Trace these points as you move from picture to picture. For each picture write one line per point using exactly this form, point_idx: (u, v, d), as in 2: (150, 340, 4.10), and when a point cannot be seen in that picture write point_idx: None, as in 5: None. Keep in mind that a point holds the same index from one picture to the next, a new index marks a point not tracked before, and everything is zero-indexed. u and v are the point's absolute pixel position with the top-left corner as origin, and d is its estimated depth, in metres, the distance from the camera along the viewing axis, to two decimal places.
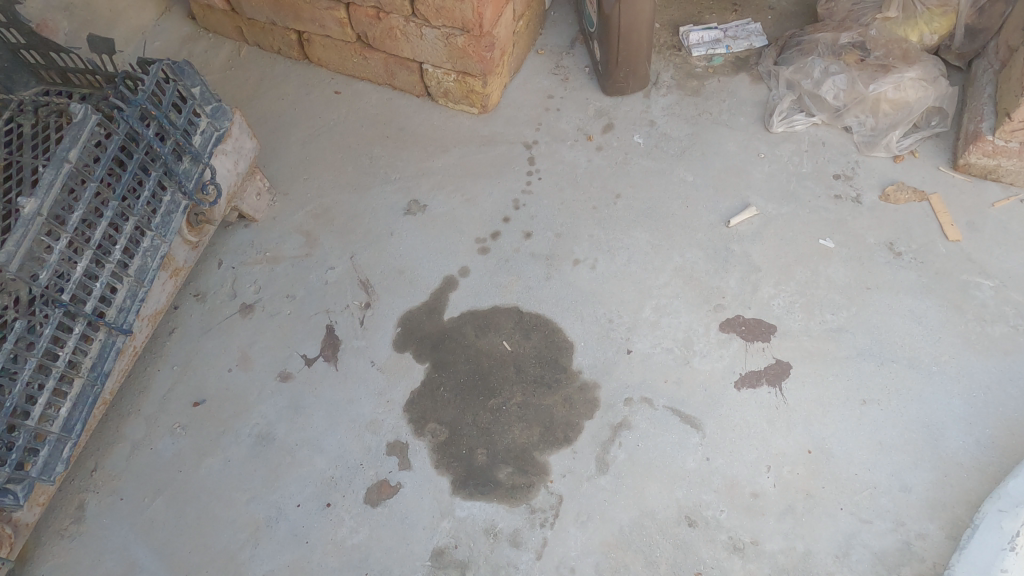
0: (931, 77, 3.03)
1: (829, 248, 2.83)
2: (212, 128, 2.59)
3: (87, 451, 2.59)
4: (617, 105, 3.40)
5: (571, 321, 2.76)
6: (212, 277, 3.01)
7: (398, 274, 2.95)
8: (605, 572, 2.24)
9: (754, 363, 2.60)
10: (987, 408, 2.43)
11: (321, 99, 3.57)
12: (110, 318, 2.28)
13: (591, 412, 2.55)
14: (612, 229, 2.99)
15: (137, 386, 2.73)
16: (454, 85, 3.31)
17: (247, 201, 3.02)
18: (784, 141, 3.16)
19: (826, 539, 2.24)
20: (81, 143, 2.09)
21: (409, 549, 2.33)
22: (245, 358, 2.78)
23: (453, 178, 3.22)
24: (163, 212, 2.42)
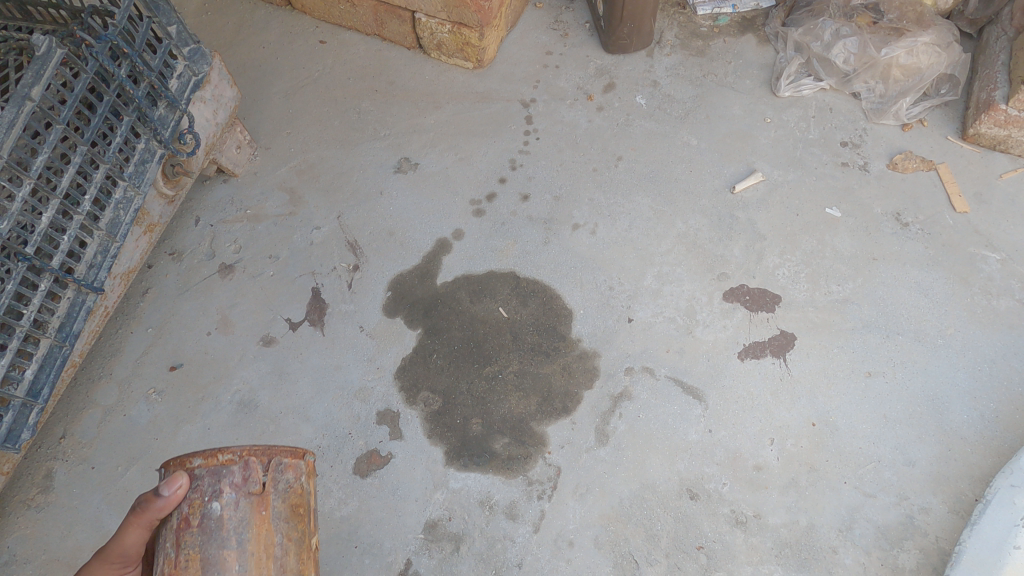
0: (945, 42, 2.92)
1: (835, 217, 2.75)
2: (190, 72, 2.39)
3: (56, 417, 2.43)
4: (618, 64, 3.26)
5: (570, 288, 2.65)
6: (188, 235, 2.83)
7: (388, 236, 2.80)
8: (605, 545, 2.18)
9: (758, 333, 2.52)
10: (991, 381, 2.39)
11: (305, 49, 3.36)
12: (79, 275, 2.11)
13: (591, 381, 2.46)
14: (613, 193, 2.87)
15: (109, 349, 2.57)
16: (449, 36, 3.12)
17: (226, 154, 2.83)
18: (791, 106, 3.06)
19: (830, 513, 2.20)
20: (45, 80, 1.88)
21: (401, 522, 2.24)
22: (226, 321, 2.62)
23: (446, 137, 3.05)
24: (136, 161, 2.24)
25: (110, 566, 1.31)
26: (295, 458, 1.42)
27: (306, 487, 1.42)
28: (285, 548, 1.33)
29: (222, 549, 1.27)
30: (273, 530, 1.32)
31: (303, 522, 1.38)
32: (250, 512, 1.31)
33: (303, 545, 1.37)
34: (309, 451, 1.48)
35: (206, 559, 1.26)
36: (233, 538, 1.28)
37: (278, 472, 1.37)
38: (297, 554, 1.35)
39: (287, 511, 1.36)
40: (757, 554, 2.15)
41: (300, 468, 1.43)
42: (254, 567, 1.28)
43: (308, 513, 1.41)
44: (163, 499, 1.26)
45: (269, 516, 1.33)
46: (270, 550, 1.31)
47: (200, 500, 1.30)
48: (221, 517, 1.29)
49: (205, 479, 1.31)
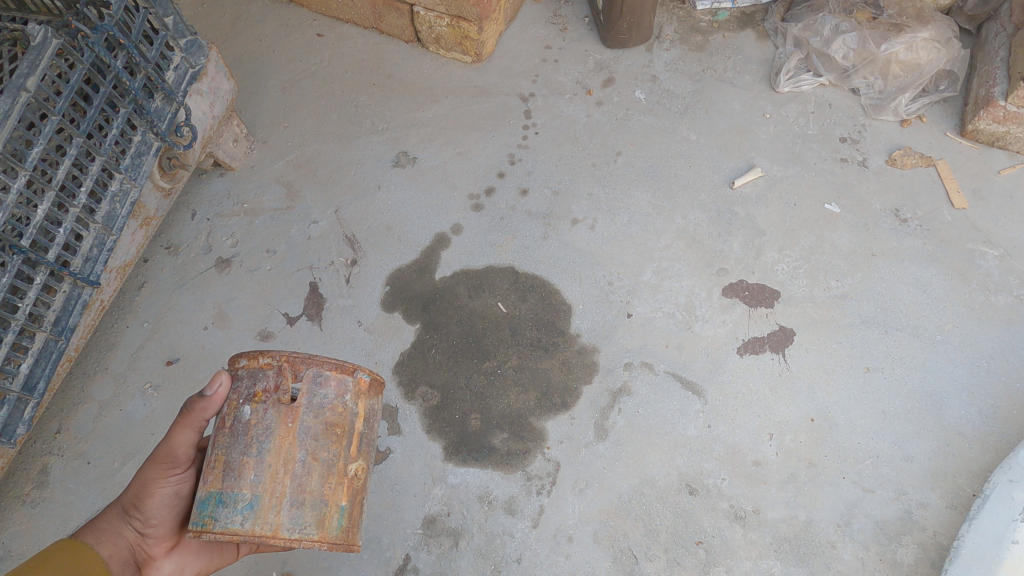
0: (944, 38, 2.92)
1: (834, 213, 2.75)
2: (187, 64, 2.37)
3: (51, 412, 2.41)
4: (618, 59, 3.25)
5: (569, 283, 2.64)
6: (185, 229, 2.81)
7: (386, 231, 2.78)
8: (604, 540, 2.18)
9: (757, 329, 2.52)
10: (989, 376, 2.39)
11: (302, 42, 3.34)
12: (75, 269, 2.09)
13: (590, 376, 2.45)
14: (612, 188, 2.86)
15: (104, 343, 2.55)
16: (448, 30, 3.10)
17: (223, 147, 2.81)
18: (790, 102, 3.06)
19: (829, 508, 2.20)
20: (40, 70, 1.86)
21: (399, 517, 2.24)
22: (223, 316, 2.61)
23: (444, 131, 3.04)
24: (133, 153, 2.22)
25: (161, 465, 1.57)
26: (339, 373, 1.60)
27: (347, 406, 1.60)
28: (306, 466, 1.52)
29: (244, 455, 1.51)
30: (297, 445, 1.52)
31: (335, 441, 1.57)
32: (276, 423, 1.53)
33: (329, 466, 1.55)
34: (360, 368, 1.65)
35: (230, 461, 1.51)
36: (257, 443, 1.51)
37: (315, 385, 1.57)
38: (321, 474, 1.53)
39: (318, 427, 1.55)
40: (756, 549, 2.15)
41: (345, 385, 1.61)
42: (269, 476, 1.50)
43: (344, 434, 1.59)
44: (207, 399, 1.56)
45: (294, 429, 1.53)
46: (289, 465, 1.51)
47: (236, 402, 1.57)
48: (251, 423, 1.53)
49: (244, 380, 1.58)
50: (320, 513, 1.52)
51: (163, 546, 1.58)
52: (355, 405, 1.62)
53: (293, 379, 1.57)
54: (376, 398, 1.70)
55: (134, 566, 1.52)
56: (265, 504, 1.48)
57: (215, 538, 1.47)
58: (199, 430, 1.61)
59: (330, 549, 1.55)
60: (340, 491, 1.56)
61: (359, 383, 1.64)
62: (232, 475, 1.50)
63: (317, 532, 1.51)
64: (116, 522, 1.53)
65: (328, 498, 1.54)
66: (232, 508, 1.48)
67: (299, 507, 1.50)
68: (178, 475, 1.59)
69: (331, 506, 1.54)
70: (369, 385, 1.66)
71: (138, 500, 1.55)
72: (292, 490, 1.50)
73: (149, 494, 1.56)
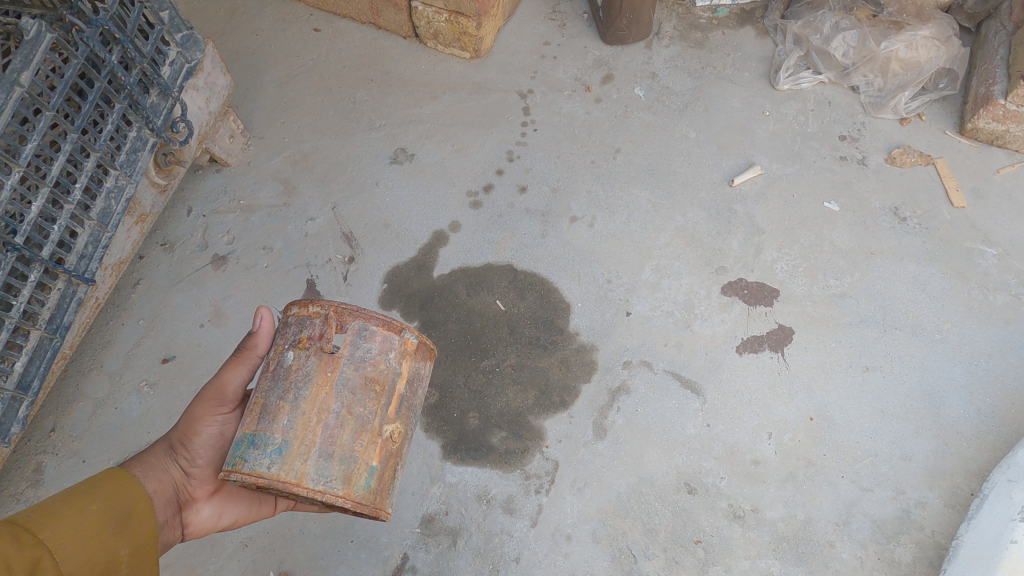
0: (944, 36, 2.91)
1: (833, 211, 2.75)
2: (183, 58, 2.34)
3: (45, 410, 2.39)
4: (617, 55, 3.23)
5: (568, 281, 2.63)
6: (180, 225, 2.79)
7: (384, 228, 2.76)
8: (603, 539, 2.17)
9: (756, 328, 2.51)
10: (988, 376, 2.39)
11: (299, 37, 3.31)
12: (69, 266, 2.08)
13: (588, 375, 2.44)
14: (611, 185, 2.85)
15: (99, 340, 2.53)
16: (446, 26, 3.08)
17: (220, 143, 2.79)
18: (790, 100, 3.05)
19: (827, 507, 2.20)
20: (34, 65, 1.83)
21: (397, 516, 2.23)
22: (219, 313, 2.59)
23: (442, 127, 3.02)
24: (128, 149, 2.20)
25: (210, 403, 1.68)
26: (386, 330, 1.60)
27: (389, 365, 1.59)
28: (339, 419, 1.51)
29: (281, 399, 1.52)
30: (332, 394, 1.52)
31: (373, 398, 1.55)
32: (316, 370, 1.54)
33: (363, 422, 1.54)
34: (408, 328, 1.64)
35: (267, 405, 1.53)
36: (294, 389, 1.52)
37: (360, 339, 1.57)
38: (353, 430, 1.52)
39: (355, 380, 1.54)
40: (755, 549, 2.15)
41: (390, 342, 1.60)
42: (302, 422, 1.49)
43: (383, 393, 1.57)
44: (257, 338, 1.71)
45: (332, 379, 1.53)
46: (323, 415, 1.50)
47: (281, 347, 1.61)
48: (292, 368, 1.55)
49: (292, 327, 1.62)
50: (348, 469, 1.50)
51: (204, 489, 1.67)
52: (399, 365, 1.61)
53: (339, 330, 1.58)
54: (422, 363, 1.70)
55: (176, 502, 1.61)
56: (294, 450, 1.48)
57: (241, 479, 1.48)
58: (249, 371, 1.74)
59: (355, 508, 1.51)
60: (372, 450, 1.54)
61: (405, 343, 1.63)
62: (267, 416, 1.52)
63: (342, 488, 1.49)
64: (163, 457, 1.62)
65: (358, 455, 1.52)
66: (262, 451, 1.48)
67: (326, 459, 1.48)
68: (224, 416, 1.70)
69: (361, 464, 1.52)
70: (415, 347, 1.66)
71: (186, 436, 1.65)
72: (321, 441, 1.49)
73: (196, 431, 1.66)
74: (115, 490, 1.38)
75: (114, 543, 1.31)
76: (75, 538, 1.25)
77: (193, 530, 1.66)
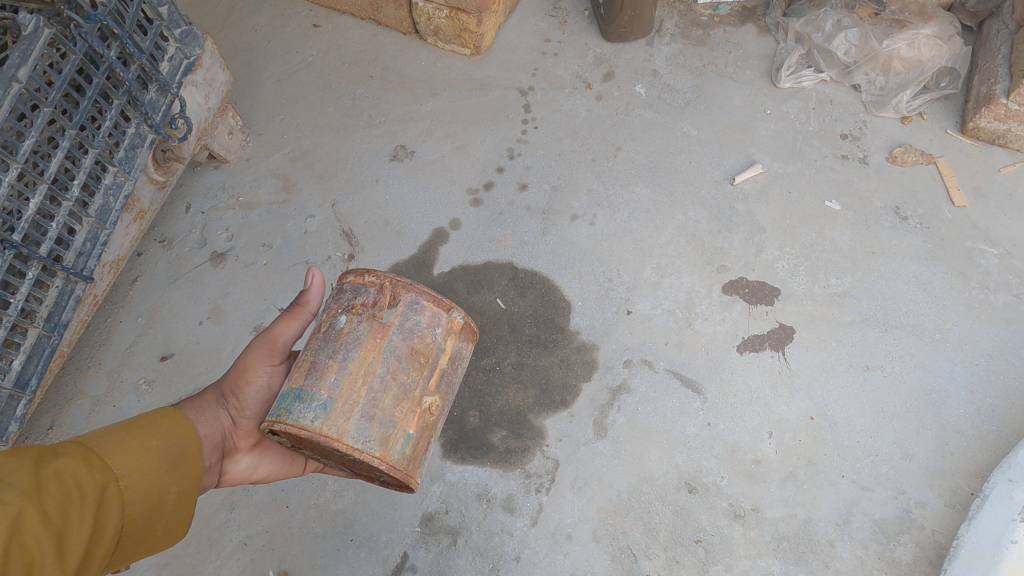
0: (946, 35, 2.89)
1: (835, 210, 2.74)
2: (182, 54, 2.32)
3: (43, 408, 2.38)
4: (618, 53, 3.22)
5: (569, 279, 2.62)
6: (179, 222, 2.77)
7: (384, 225, 2.75)
8: (603, 538, 2.17)
9: (757, 327, 2.51)
10: (988, 375, 2.39)
11: (298, 32, 3.29)
12: (68, 263, 2.07)
13: (589, 373, 2.43)
14: (612, 183, 2.84)
15: (97, 338, 2.52)
16: (446, 22, 3.06)
17: (219, 140, 2.77)
18: (791, 98, 3.04)
19: (828, 507, 2.20)
20: (32, 61, 1.81)
21: (397, 515, 2.23)
22: (218, 311, 2.57)
23: (442, 124, 3.00)
24: (126, 145, 2.19)
25: (262, 353, 1.79)
26: (436, 307, 1.66)
27: (435, 339, 1.64)
28: (383, 383, 1.56)
29: (330, 358, 1.58)
30: (379, 359, 1.57)
31: (417, 368, 1.61)
32: (366, 336, 1.59)
33: (406, 390, 1.58)
34: (455, 308, 1.70)
35: (316, 363, 1.59)
36: (344, 350, 1.58)
37: (410, 311, 1.62)
38: (395, 396, 1.56)
39: (402, 350, 1.60)
40: (755, 548, 2.15)
41: (438, 319, 1.66)
42: (348, 382, 1.54)
43: (427, 365, 1.62)
44: (309, 295, 1.82)
45: (381, 345, 1.58)
46: (369, 378, 1.55)
47: (334, 312, 1.66)
48: (343, 331, 1.61)
49: (347, 293, 1.68)
50: (387, 433, 1.54)
51: (247, 440, 1.75)
52: (444, 341, 1.67)
53: (391, 300, 1.64)
54: (464, 344, 1.75)
55: (222, 446, 1.68)
56: (338, 408, 1.52)
57: (284, 430, 1.53)
58: (301, 327, 1.83)
59: (389, 472, 1.55)
60: (411, 418, 1.58)
61: (452, 321, 1.69)
62: (314, 373, 1.57)
63: (379, 451, 1.52)
64: (215, 404, 1.71)
65: (398, 421, 1.56)
66: (307, 405, 1.53)
67: (367, 421, 1.53)
68: (272, 368, 1.81)
69: (399, 430, 1.56)
70: (460, 327, 1.71)
71: (237, 384, 1.75)
72: (365, 403, 1.53)
73: (246, 380, 1.76)
74: (173, 429, 1.44)
75: (170, 480, 1.37)
76: (139, 468, 1.31)
77: (233, 477, 1.72)
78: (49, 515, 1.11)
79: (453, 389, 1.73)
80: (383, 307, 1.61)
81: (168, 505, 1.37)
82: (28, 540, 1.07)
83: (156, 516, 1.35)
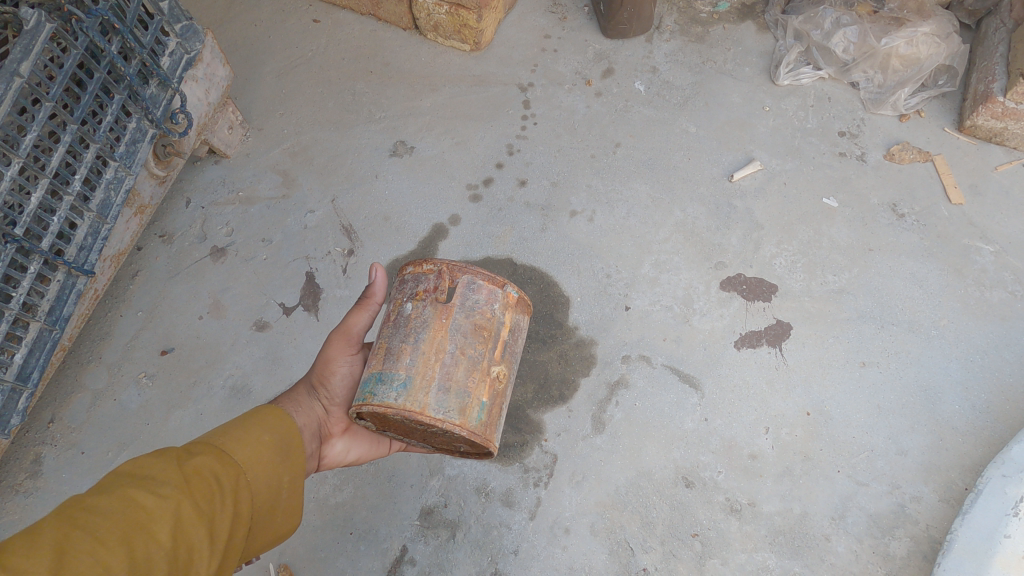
0: (945, 32, 2.91)
1: (832, 208, 2.75)
2: (182, 49, 2.33)
3: (44, 402, 2.39)
4: (618, 49, 3.22)
5: (568, 275, 2.64)
6: (179, 217, 2.78)
7: (384, 221, 2.76)
8: (600, 532, 2.19)
9: (755, 323, 2.53)
10: (984, 372, 2.41)
11: (298, 27, 3.29)
12: (69, 257, 2.08)
13: (588, 369, 2.45)
14: (611, 180, 2.85)
15: (98, 332, 2.53)
16: (446, 18, 3.06)
17: (219, 135, 2.78)
18: (790, 95, 3.05)
19: (823, 501, 2.22)
20: (33, 55, 1.82)
21: (397, 509, 2.24)
22: (218, 305, 2.59)
23: (442, 120, 3.01)
24: (128, 140, 2.20)
25: (342, 343, 1.83)
26: (491, 284, 1.75)
27: (494, 314, 1.74)
28: (454, 358, 1.65)
29: (403, 342, 1.68)
30: (447, 337, 1.67)
31: (482, 341, 1.70)
32: (433, 317, 1.69)
33: (474, 362, 1.67)
34: (509, 283, 1.79)
35: (391, 348, 1.69)
36: (415, 333, 1.68)
37: (469, 291, 1.72)
38: (466, 368, 1.66)
39: (466, 326, 1.69)
40: (751, 542, 2.17)
41: (495, 295, 1.75)
42: (423, 360, 1.65)
43: (491, 337, 1.72)
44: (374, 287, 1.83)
45: (447, 324, 1.68)
46: (440, 354, 1.65)
47: (401, 300, 1.77)
48: (411, 316, 1.72)
49: (409, 282, 1.78)
50: (463, 402, 1.64)
51: (339, 426, 1.79)
52: (503, 315, 1.76)
53: (451, 283, 1.74)
54: (522, 316, 1.84)
55: (319, 434, 1.73)
56: (417, 384, 1.63)
57: (372, 411, 1.63)
58: (371, 316, 1.86)
59: (470, 437, 1.64)
60: (483, 387, 1.67)
61: (508, 296, 1.78)
62: (391, 357, 1.68)
63: (459, 419, 1.62)
64: (307, 395, 1.75)
65: (471, 390, 1.65)
66: (388, 386, 1.64)
67: (445, 393, 1.63)
68: (352, 356, 1.85)
69: (474, 399, 1.65)
70: (516, 301, 1.80)
71: (323, 375, 1.80)
72: (440, 377, 1.63)
73: (331, 371, 1.81)
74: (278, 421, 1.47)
75: (284, 469, 1.41)
76: (256, 459, 1.36)
77: (330, 461, 1.77)
78: (192, 505, 1.18)
79: (516, 358, 1.81)
80: (444, 290, 1.71)
81: (287, 494, 1.41)
82: (179, 530, 1.14)
83: (277, 506, 1.39)
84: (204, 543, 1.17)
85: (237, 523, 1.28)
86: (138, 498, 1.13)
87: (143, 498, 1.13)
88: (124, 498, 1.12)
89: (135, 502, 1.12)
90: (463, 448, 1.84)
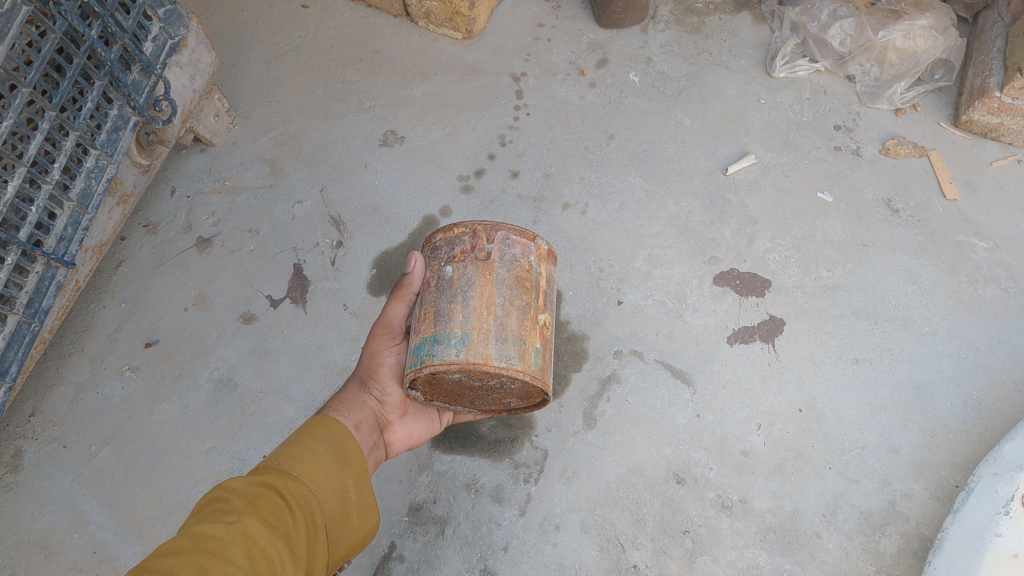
0: (942, 26, 2.90)
1: (827, 202, 2.73)
2: (166, 35, 2.26)
3: (25, 395, 2.34)
4: (612, 39, 3.18)
5: (559, 268, 2.60)
6: (164, 207, 2.72)
7: (373, 212, 2.71)
8: (591, 529, 2.17)
9: (748, 318, 2.50)
10: (976, 369, 2.40)
11: (286, 13, 3.23)
12: (48, 248, 2.03)
13: (579, 364, 2.42)
14: (604, 172, 2.82)
15: (80, 324, 2.48)
16: (438, 5, 3.01)
17: (203, 122, 2.72)
18: (785, 88, 3.02)
19: (814, 498, 2.21)
20: (9, 39, 1.76)
21: (385, 505, 2.22)
22: (203, 297, 2.53)
23: (434, 109, 2.96)
24: (109, 128, 2.14)
25: (382, 337, 1.79)
26: (523, 239, 1.76)
27: (531, 265, 1.74)
28: (505, 309, 1.64)
29: (451, 302, 1.65)
30: (494, 292, 1.65)
31: (526, 292, 1.70)
32: (476, 275, 1.67)
33: (524, 311, 1.67)
34: (538, 236, 1.80)
35: (439, 309, 1.65)
36: (461, 292, 1.65)
37: (505, 247, 1.71)
38: (518, 317, 1.65)
39: (510, 280, 1.68)
40: (742, 539, 2.15)
41: (528, 248, 1.76)
42: (476, 316, 1.62)
43: (533, 288, 1.72)
44: (409, 276, 1.77)
45: (492, 280, 1.67)
46: (491, 308, 1.63)
47: (438, 267, 1.73)
48: (453, 278, 1.68)
49: (443, 248, 1.75)
50: (521, 349, 1.63)
51: (395, 413, 1.80)
52: (538, 267, 1.77)
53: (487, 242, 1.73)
54: (552, 268, 1.85)
55: (377, 425, 1.74)
56: (475, 338, 1.60)
57: (433, 370, 1.60)
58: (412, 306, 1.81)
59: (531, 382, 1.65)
60: (535, 334, 1.68)
61: (539, 249, 1.79)
62: (442, 318, 1.64)
63: (521, 364, 1.62)
64: (358, 392, 1.74)
65: (525, 337, 1.65)
66: (446, 344, 1.61)
67: (503, 342, 1.61)
68: (397, 346, 1.80)
69: (529, 345, 1.65)
70: (547, 253, 1.82)
71: (371, 369, 1.76)
72: (496, 328, 1.61)
73: (378, 363, 1.77)
74: (337, 430, 1.46)
75: (347, 474, 1.39)
76: (317, 471, 1.35)
77: (396, 446, 1.80)
78: (259, 525, 1.17)
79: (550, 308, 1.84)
80: (482, 251, 1.69)
81: (360, 497, 1.40)
82: (253, 550, 1.13)
83: (353, 512, 1.38)
84: (281, 556, 1.16)
85: (311, 537, 1.27)
86: (205, 532, 1.12)
87: (210, 529, 1.12)
88: (191, 535, 1.11)
89: (203, 535, 1.11)
90: (512, 398, 1.83)
